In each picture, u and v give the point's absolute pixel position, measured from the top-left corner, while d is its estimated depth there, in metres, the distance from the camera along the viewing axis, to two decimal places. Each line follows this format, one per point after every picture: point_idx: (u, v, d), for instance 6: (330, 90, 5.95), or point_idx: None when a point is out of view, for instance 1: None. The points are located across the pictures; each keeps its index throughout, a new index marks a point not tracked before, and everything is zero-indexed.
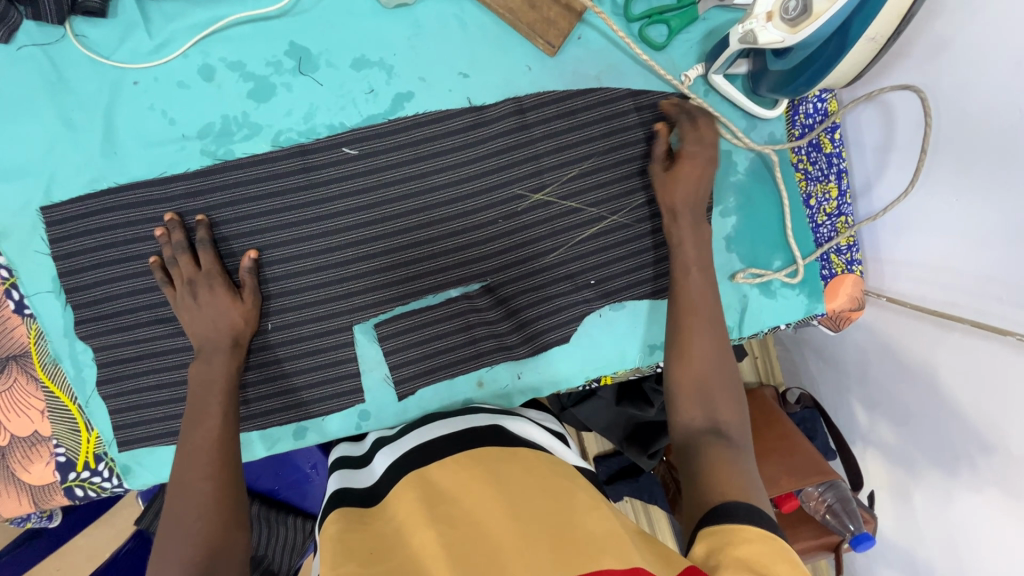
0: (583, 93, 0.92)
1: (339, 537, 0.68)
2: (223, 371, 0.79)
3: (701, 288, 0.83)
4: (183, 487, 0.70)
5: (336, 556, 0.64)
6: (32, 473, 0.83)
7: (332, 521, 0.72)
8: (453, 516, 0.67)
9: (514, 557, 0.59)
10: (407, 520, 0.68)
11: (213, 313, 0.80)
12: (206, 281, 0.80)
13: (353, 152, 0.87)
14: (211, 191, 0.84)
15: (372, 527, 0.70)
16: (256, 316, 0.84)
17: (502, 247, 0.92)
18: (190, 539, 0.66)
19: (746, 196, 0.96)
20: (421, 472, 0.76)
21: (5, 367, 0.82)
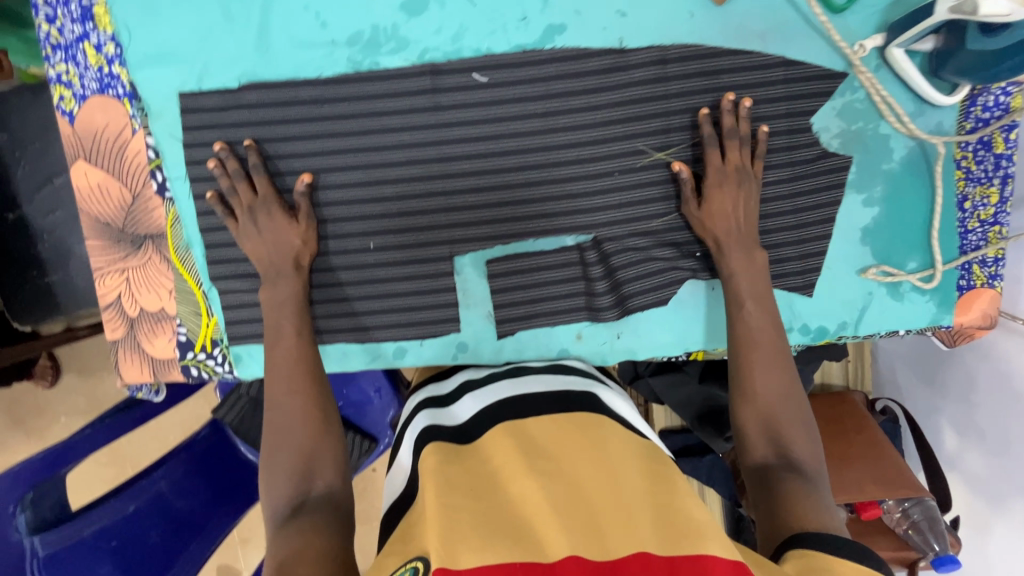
0: (738, 53, 0.85)
1: (439, 472, 0.66)
2: (293, 293, 0.82)
3: (762, 322, 0.79)
4: (285, 399, 0.77)
5: (437, 484, 0.64)
6: (155, 346, 0.89)
7: (428, 454, 0.70)
8: (552, 471, 0.65)
9: (619, 532, 0.56)
10: (504, 466, 0.67)
11: (271, 237, 0.82)
12: (263, 207, 0.82)
13: (484, 80, 0.85)
14: (342, 101, 0.84)
15: (470, 465, 0.69)
16: (313, 237, 0.84)
17: (616, 202, 0.88)
18: (292, 449, 0.74)
19: (895, 187, 0.89)
20: (514, 422, 0.74)
21: (143, 244, 0.88)
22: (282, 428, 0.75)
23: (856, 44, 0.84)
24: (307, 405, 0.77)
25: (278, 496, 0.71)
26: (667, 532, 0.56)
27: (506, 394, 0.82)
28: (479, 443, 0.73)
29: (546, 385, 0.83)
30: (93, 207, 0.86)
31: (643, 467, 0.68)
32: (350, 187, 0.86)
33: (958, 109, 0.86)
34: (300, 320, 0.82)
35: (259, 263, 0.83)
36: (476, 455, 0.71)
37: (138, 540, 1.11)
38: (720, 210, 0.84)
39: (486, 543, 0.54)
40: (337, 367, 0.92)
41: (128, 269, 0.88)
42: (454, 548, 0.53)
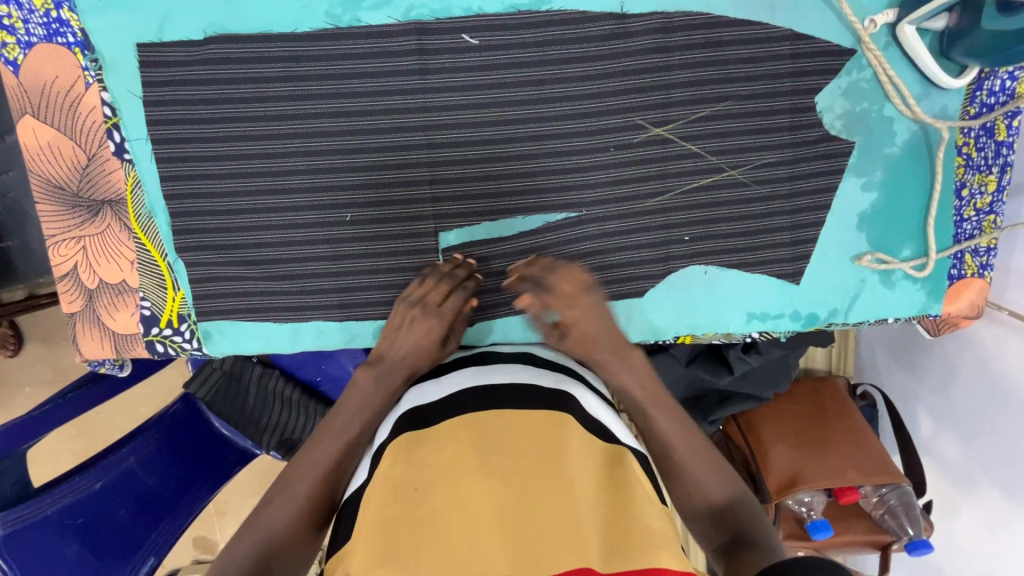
0: (743, 24, 0.80)
1: (386, 474, 0.61)
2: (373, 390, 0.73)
3: (629, 368, 0.74)
4: (305, 474, 0.67)
5: (377, 492, 0.59)
6: (117, 320, 0.84)
7: (384, 457, 0.64)
8: (502, 469, 0.60)
9: (561, 545, 0.53)
10: (451, 461, 0.61)
11: (414, 343, 0.77)
12: (423, 312, 0.78)
13: (474, 42, 0.79)
14: (324, 60, 0.78)
15: (418, 459, 0.62)
16: (422, 339, 0.77)
17: (607, 179, 0.84)
18: (294, 497, 0.65)
19: (895, 172, 0.87)
20: (472, 411, 0.67)
21: (100, 210, 0.81)
22: (280, 502, 0.64)
23: (867, 19, 0.80)
24: (319, 492, 0.66)
25: (235, 564, 0.60)
26: (618, 546, 0.54)
27: (469, 380, 0.73)
28: (433, 428, 0.66)
29: (511, 370, 0.74)
30: (44, 168, 0.79)
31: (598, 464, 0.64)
32: (328, 154, 0.80)
33: (964, 92, 0.84)
34: (366, 412, 0.72)
35: (377, 351, 0.78)
36: (427, 445, 0.64)
37: (105, 516, 1.08)
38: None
39: (418, 564, 0.51)
40: (314, 346, 0.86)
41: (85, 237, 0.81)
42: (381, 572, 0.51)
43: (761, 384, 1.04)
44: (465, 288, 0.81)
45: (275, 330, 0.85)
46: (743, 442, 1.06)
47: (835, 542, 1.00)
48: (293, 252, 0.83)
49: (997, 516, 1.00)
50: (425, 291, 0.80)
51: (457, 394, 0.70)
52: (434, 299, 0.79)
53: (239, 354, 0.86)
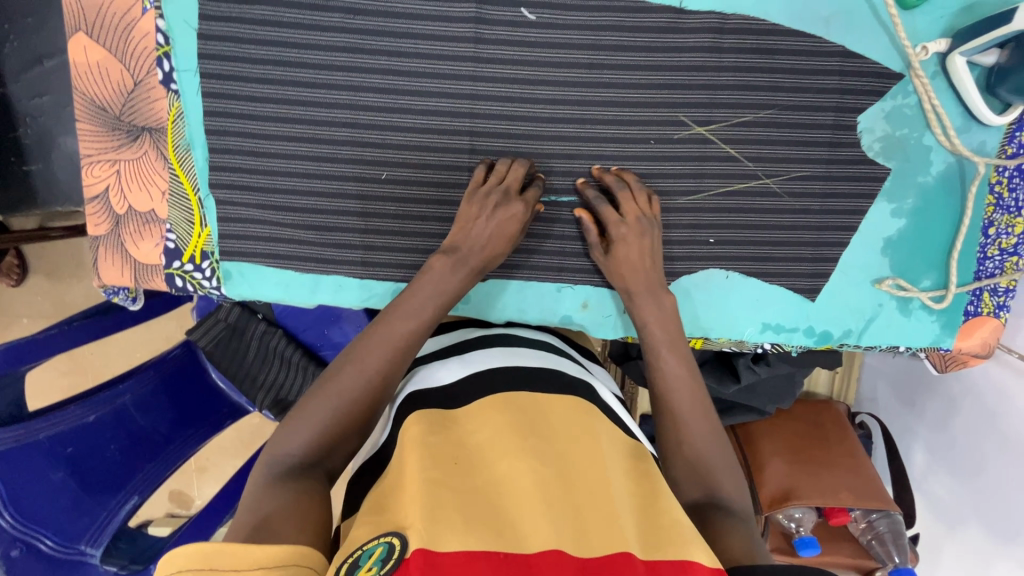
0: (796, 35, 0.81)
1: (424, 441, 0.62)
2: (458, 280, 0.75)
3: (661, 314, 0.76)
4: (370, 350, 0.68)
5: (422, 458, 0.60)
6: (140, 249, 0.84)
7: (411, 422, 0.66)
8: (541, 450, 0.63)
9: (599, 527, 0.54)
10: (490, 441, 0.64)
11: (494, 228, 0.77)
12: (506, 198, 0.77)
13: (530, 17, 0.80)
14: (378, 15, 0.78)
15: (456, 436, 0.65)
16: (513, 221, 0.77)
17: (642, 171, 0.84)
18: (360, 378, 0.66)
19: (927, 201, 0.87)
20: (505, 392, 0.71)
21: (139, 136, 0.81)
22: (343, 373, 0.67)
23: (920, 45, 0.81)
24: (387, 372, 0.68)
25: (296, 439, 0.63)
26: (652, 536, 0.55)
27: (494, 361, 0.77)
28: (462, 410, 0.70)
29: (540, 359, 0.79)
30: (89, 87, 0.79)
31: (625, 463, 0.66)
32: (371, 110, 0.80)
33: (1004, 131, 0.84)
34: (428, 297, 0.73)
35: (453, 239, 0.77)
36: (461, 424, 0.67)
37: (96, 453, 1.05)
38: (630, 255, 0.78)
39: (467, 527, 0.52)
40: (331, 299, 0.86)
41: (120, 161, 0.81)
42: (438, 529, 0.51)
43: (767, 397, 1.04)
44: (537, 187, 0.80)
45: (295, 279, 0.85)
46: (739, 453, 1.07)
47: (821, 561, 1.00)
48: (325, 202, 0.83)
49: (981, 556, 1.02)
50: (500, 180, 0.79)
51: (481, 372, 0.75)
52: (512, 185, 0.78)
53: (257, 299, 0.86)
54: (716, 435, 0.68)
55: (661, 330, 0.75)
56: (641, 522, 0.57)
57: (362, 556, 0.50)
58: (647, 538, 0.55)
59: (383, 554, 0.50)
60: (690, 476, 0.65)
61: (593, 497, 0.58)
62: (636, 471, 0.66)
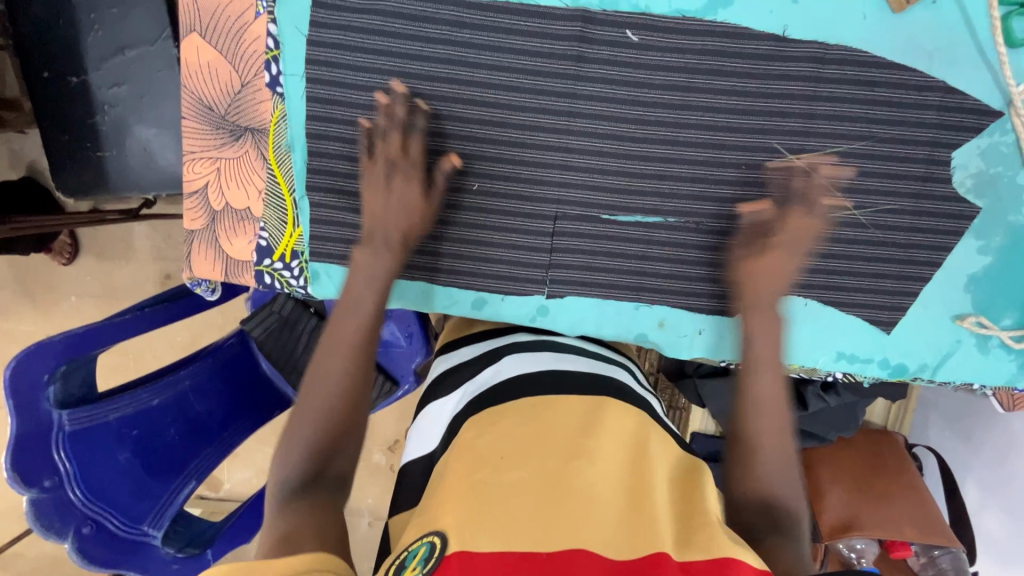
0: (899, 68, 0.80)
1: (471, 443, 0.64)
2: (385, 269, 0.75)
3: None
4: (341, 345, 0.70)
5: (469, 462, 0.62)
6: (233, 245, 0.86)
7: (466, 428, 0.68)
8: (588, 452, 0.62)
9: (642, 533, 0.55)
10: (539, 437, 0.64)
11: (399, 204, 0.76)
12: (405, 169, 0.76)
13: (633, 39, 0.79)
14: (480, 29, 0.79)
15: (501, 431, 0.65)
16: (427, 212, 0.78)
17: (733, 196, 0.85)
18: (333, 395, 0.68)
19: (1016, 241, 0.86)
20: (557, 395, 0.71)
21: (241, 136, 0.83)
22: (324, 383, 0.68)
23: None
24: (353, 381, 0.69)
25: (289, 460, 0.64)
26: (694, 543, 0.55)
27: (556, 364, 0.78)
28: (511, 407, 0.69)
29: (601, 368, 0.80)
30: (197, 86, 0.81)
31: (667, 468, 0.66)
32: (467, 122, 0.81)
33: None
34: (385, 289, 0.76)
35: (367, 225, 0.77)
36: (506, 420, 0.67)
37: (156, 433, 1.08)
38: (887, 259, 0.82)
39: (511, 529, 0.53)
40: (413, 304, 0.89)
41: (221, 159, 0.83)
42: (480, 531, 0.53)
43: (827, 425, 1.04)
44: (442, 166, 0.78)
45: None
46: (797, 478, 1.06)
47: None
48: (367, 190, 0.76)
49: None
50: (388, 146, 0.76)
51: (545, 374, 0.75)
52: (395, 152, 0.76)
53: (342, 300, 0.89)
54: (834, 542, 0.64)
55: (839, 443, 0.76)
56: (682, 529, 0.58)
57: (408, 557, 0.54)
58: (689, 545, 0.55)
59: (426, 553, 0.52)
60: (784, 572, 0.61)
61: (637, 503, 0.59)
62: (677, 481, 0.65)
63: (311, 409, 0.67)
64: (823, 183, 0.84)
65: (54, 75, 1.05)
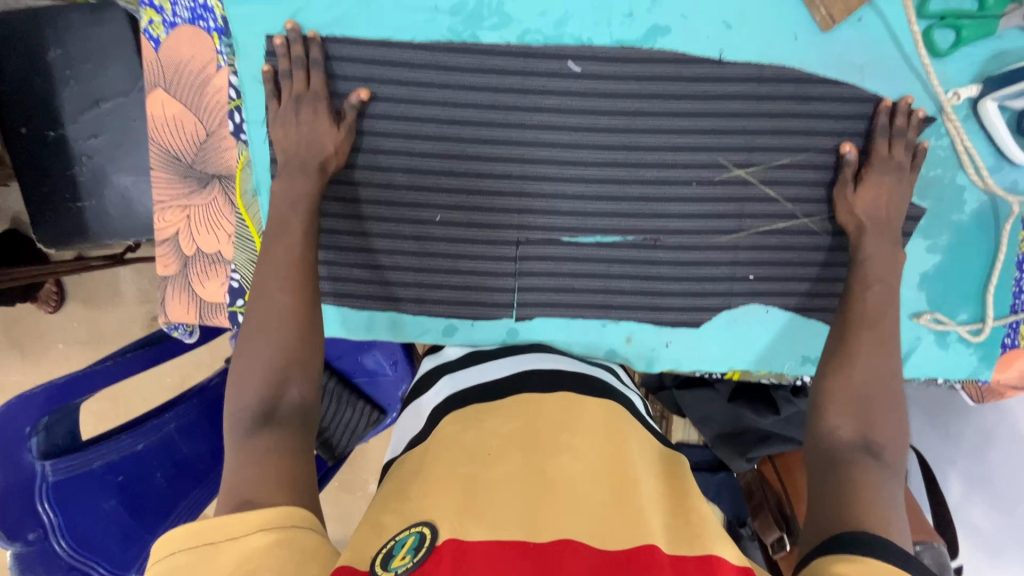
0: (833, 82, 0.84)
1: (459, 440, 0.66)
2: (305, 193, 0.77)
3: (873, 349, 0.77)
4: (284, 281, 0.73)
5: (455, 460, 0.63)
6: (206, 288, 0.88)
7: (447, 421, 0.71)
8: (574, 447, 0.64)
9: (627, 520, 0.56)
10: (521, 435, 0.65)
11: (305, 136, 0.78)
12: (310, 102, 0.78)
13: (578, 69, 0.83)
14: (432, 68, 0.82)
15: (488, 429, 0.67)
16: (347, 147, 0.80)
17: (687, 211, 0.88)
18: (281, 331, 0.70)
19: (962, 238, 0.90)
20: (537, 394, 0.72)
21: (210, 184, 0.86)
22: (274, 323, 0.70)
23: (951, 91, 0.84)
24: (300, 318, 0.72)
25: (245, 393, 0.67)
26: (676, 534, 0.56)
27: (533, 364, 0.81)
28: (497, 407, 0.71)
29: (575, 366, 0.82)
30: (164, 138, 0.84)
31: (652, 461, 0.67)
32: (427, 157, 0.84)
33: None
34: (309, 213, 0.77)
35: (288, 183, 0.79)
36: (493, 418, 0.69)
37: (144, 479, 1.03)
38: (873, 201, 0.82)
39: (500, 521, 0.55)
40: (386, 334, 0.91)
41: (191, 206, 0.86)
42: (470, 523, 0.54)
43: None
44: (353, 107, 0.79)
45: (352, 315, 0.91)
46: (778, 482, 1.08)
47: None
48: (286, 176, 0.78)
49: None
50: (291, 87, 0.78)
51: (521, 372, 0.78)
52: (299, 89, 0.78)
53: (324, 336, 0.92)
54: (882, 515, 0.61)
55: (889, 441, 0.71)
56: (669, 525, 0.58)
57: (395, 547, 0.53)
58: (672, 536, 0.56)
59: (415, 543, 0.52)
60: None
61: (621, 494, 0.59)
62: (664, 478, 0.66)
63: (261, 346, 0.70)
64: (771, 194, 0.87)
65: (32, 131, 1.08)
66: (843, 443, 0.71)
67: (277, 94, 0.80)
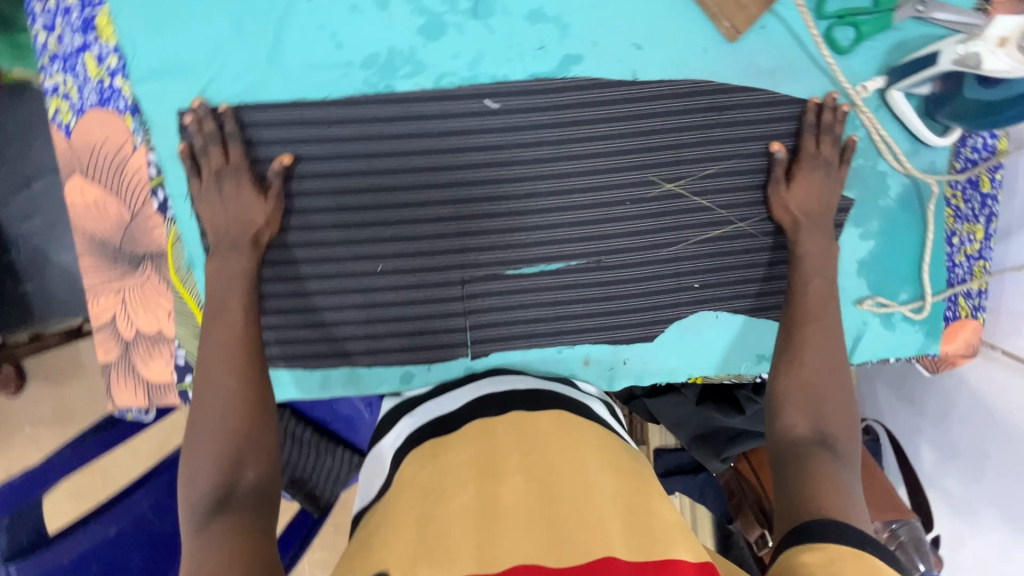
0: (748, 89, 0.86)
1: (414, 479, 0.63)
2: (242, 269, 0.77)
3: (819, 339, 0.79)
4: (230, 355, 0.72)
5: (409, 500, 0.59)
6: (151, 370, 0.86)
7: (407, 463, 0.68)
8: (529, 463, 0.60)
9: (584, 528, 0.51)
10: (475, 463, 0.61)
11: (234, 212, 0.78)
12: (233, 174, 0.78)
13: (496, 105, 0.83)
14: (353, 121, 0.81)
15: (443, 460, 0.64)
16: (277, 218, 0.80)
17: (626, 230, 0.89)
18: (227, 404, 0.70)
19: (891, 222, 0.93)
20: (496, 418, 0.70)
21: (140, 264, 0.84)
22: (220, 402, 0.69)
23: (860, 85, 0.87)
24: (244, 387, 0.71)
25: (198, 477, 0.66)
26: (638, 534, 0.51)
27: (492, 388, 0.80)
28: (454, 437, 0.68)
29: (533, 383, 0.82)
30: (88, 223, 0.83)
31: (617, 463, 0.63)
32: (359, 209, 0.84)
33: (950, 150, 0.91)
34: (248, 283, 0.77)
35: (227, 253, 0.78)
36: (450, 449, 0.66)
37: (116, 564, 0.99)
38: (806, 197, 0.85)
39: (448, 550, 0.50)
40: (342, 389, 0.90)
41: (124, 289, 0.84)
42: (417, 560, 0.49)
43: None
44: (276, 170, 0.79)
45: (305, 375, 0.89)
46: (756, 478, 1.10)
47: None
48: (220, 256, 0.78)
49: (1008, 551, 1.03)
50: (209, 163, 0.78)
51: (478, 399, 0.77)
52: (219, 164, 0.78)
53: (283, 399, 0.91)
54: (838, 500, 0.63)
55: (841, 431, 0.73)
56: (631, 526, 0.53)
57: None
58: (633, 537, 0.51)
59: None
60: (787, 575, 0.54)
61: (580, 503, 0.54)
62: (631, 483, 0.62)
63: (210, 422, 0.69)
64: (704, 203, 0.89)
65: None
66: (800, 441, 0.72)
67: (198, 170, 0.79)
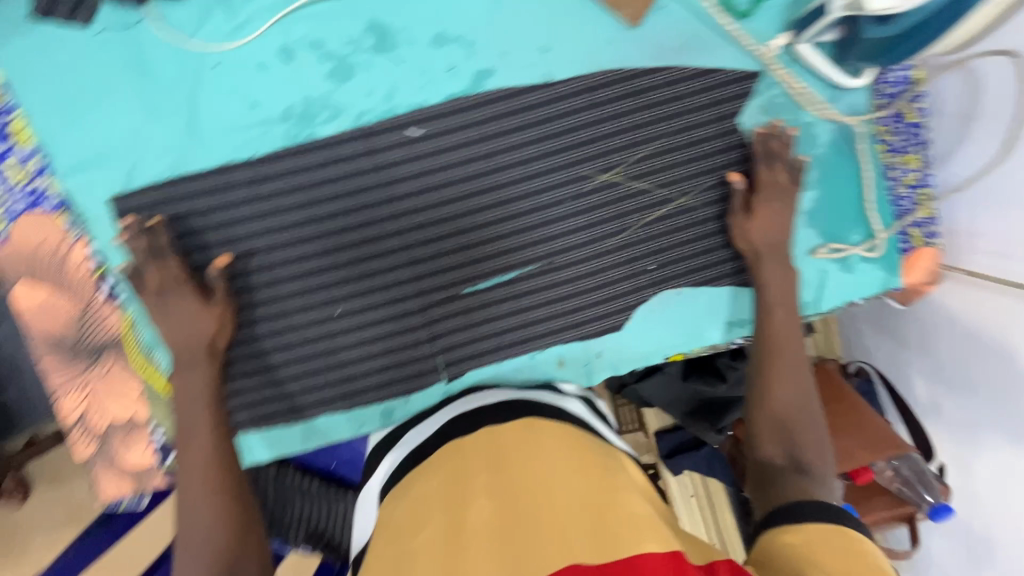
0: (661, 69, 0.88)
1: (393, 516, 0.64)
2: (206, 381, 0.78)
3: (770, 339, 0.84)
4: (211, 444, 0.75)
5: (390, 540, 0.61)
6: (133, 456, 0.86)
7: (385, 501, 0.69)
8: (497, 481, 0.61)
9: (553, 541, 0.53)
10: (446, 492, 0.62)
11: (181, 326, 0.77)
12: (172, 288, 0.77)
13: (418, 132, 0.84)
14: (282, 175, 0.82)
15: (417, 492, 0.65)
16: (228, 318, 0.81)
17: (571, 227, 0.90)
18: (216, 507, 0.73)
19: (828, 168, 0.94)
20: (467, 436, 0.70)
21: (101, 355, 0.84)
22: (210, 502, 0.72)
23: (767, 43, 0.89)
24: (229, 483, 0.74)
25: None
26: (607, 535, 0.53)
27: (465, 406, 0.79)
28: (427, 465, 0.69)
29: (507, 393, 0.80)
30: (41, 325, 0.83)
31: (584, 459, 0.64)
32: (306, 258, 0.84)
33: (869, 89, 0.94)
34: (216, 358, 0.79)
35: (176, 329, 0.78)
36: (423, 478, 0.66)
37: None
38: (758, 210, 0.86)
39: None
40: (327, 437, 0.91)
41: (90, 382, 0.84)
42: None
43: None
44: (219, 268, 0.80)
45: (287, 431, 0.90)
46: None
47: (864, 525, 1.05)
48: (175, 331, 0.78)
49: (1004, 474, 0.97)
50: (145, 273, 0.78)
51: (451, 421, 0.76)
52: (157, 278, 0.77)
53: (271, 457, 0.91)
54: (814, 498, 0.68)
55: (809, 435, 0.78)
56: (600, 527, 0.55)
57: None
58: (601, 539, 0.53)
59: None
60: (775, 559, 0.59)
61: (548, 514, 0.56)
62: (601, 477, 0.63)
63: (201, 520, 0.72)
64: (641, 187, 0.90)
65: None
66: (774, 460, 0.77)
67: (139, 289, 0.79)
